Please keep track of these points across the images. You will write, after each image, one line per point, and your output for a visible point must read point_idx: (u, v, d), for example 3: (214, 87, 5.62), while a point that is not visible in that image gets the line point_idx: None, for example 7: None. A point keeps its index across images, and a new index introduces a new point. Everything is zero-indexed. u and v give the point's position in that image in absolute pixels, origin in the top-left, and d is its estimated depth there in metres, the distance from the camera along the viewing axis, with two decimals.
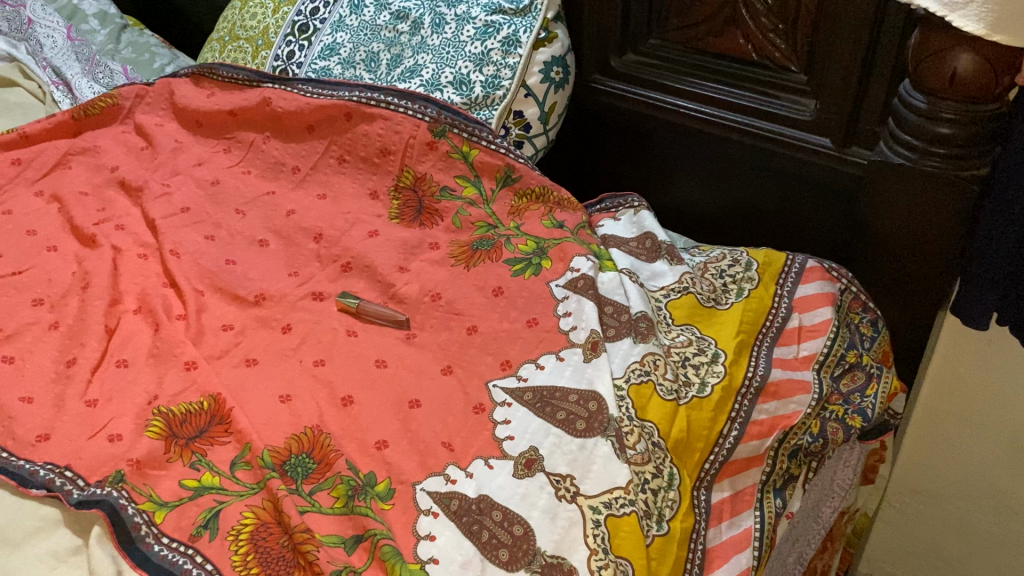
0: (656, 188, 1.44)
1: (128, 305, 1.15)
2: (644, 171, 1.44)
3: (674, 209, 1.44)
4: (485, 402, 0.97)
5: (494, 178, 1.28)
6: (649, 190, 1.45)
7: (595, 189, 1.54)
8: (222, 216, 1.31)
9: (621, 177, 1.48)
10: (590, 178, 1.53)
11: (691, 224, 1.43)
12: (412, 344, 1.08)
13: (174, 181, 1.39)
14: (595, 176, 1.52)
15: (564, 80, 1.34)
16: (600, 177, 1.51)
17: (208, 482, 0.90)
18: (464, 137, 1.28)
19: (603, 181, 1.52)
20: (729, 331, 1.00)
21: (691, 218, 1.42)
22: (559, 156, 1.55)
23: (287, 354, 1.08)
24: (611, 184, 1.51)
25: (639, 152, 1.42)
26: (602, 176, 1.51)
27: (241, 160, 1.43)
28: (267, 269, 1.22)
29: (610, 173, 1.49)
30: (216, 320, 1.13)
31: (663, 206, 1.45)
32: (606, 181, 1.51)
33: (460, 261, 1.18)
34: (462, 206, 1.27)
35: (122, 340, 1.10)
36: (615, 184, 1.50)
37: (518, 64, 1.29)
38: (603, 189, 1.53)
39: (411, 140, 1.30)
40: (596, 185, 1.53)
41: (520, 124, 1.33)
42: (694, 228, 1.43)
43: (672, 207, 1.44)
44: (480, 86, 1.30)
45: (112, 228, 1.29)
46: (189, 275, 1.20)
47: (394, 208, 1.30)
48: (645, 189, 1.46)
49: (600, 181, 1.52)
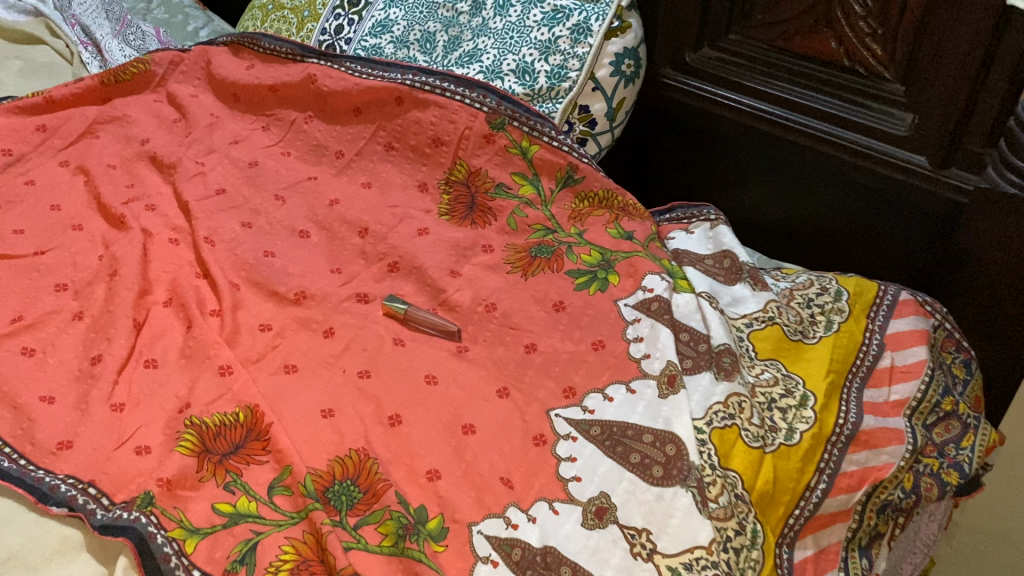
0: (719, 191, 1.35)
1: (158, 296, 1.07)
2: (709, 172, 1.35)
3: (737, 215, 1.35)
4: (546, 432, 0.88)
5: (554, 178, 1.19)
6: (712, 195, 1.37)
7: (653, 189, 1.46)
8: (260, 202, 1.22)
9: (683, 178, 1.40)
10: (649, 177, 1.45)
11: (753, 232, 1.34)
12: (464, 359, 1.00)
13: (209, 159, 1.30)
14: (655, 176, 1.44)
15: (636, 73, 1.23)
16: (660, 176, 1.43)
17: (243, 509, 0.82)
18: (525, 131, 1.18)
19: (663, 182, 1.44)
20: (818, 369, 0.91)
21: (753, 226, 1.34)
22: (619, 152, 1.47)
23: (328, 362, 1.00)
24: (672, 185, 1.43)
25: (704, 153, 1.34)
26: (663, 177, 1.43)
27: (280, 139, 1.34)
28: (308, 263, 1.13)
29: (672, 173, 1.41)
30: (253, 319, 1.05)
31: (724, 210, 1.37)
32: (666, 181, 1.43)
33: (518, 268, 1.09)
34: (518, 206, 1.18)
35: (152, 336, 1.01)
36: (676, 186, 1.42)
37: (587, 54, 1.18)
38: (663, 187, 1.44)
39: (467, 131, 1.20)
40: (655, 187, 1.46)
41: (585, 120, 1.23)
42: (758, 238, 1.34)
43: (736, 213, 1.35)
44: (544, 77, 1.20)
45: (142, 208, 1.20)
46: (224, 266, 1.11)
47: (444, 203, 1.20)
48: (708, 192, 1.37)
49: (659, 181, 1.44)
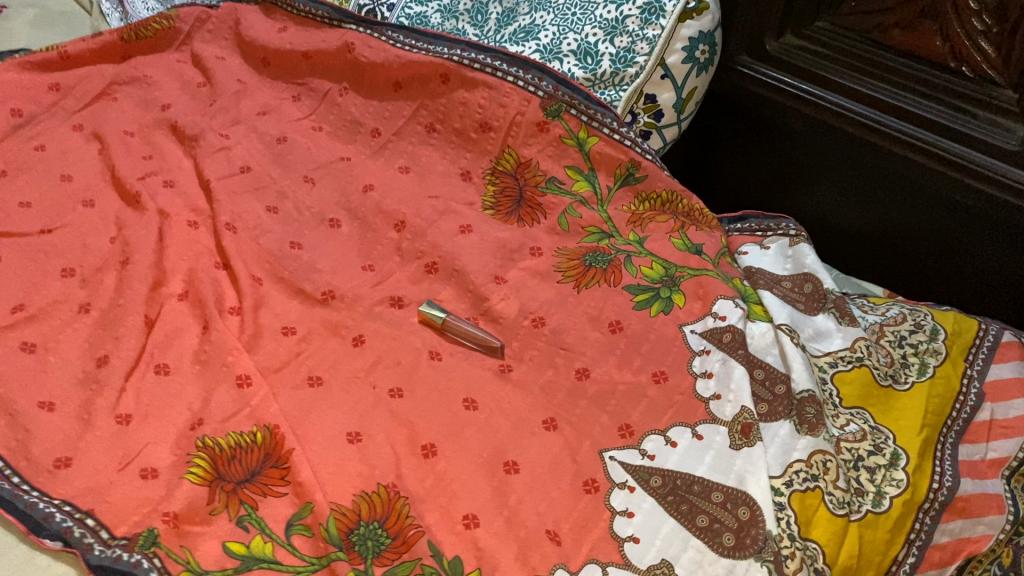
0: (791, 192, 1.24)
1: (174, 289, 0.97)
2: (781, 169, 1.24)
3: (808, 220, 1.24)
4: (599, 478, 0.79)
5: (613, 175, 1.08)
6: (782, 196, 1.26)
7: (719, 182, 1.35)
8: (288, 183, 1.12)
9: (751, 174, 1.29)
10: (713, 166, 1.34)
11: (825, 240, 1.23)
12: (507, 381, 0.90)
13: (234, 131, 1.19)
14: (721, 169, 1.33)
15: (710, 60, 1.11)
16: (727, 170, 1.32)
17: (258, 551, 0.73)
18: (583, 121, 1.07)
19: (729, 177, 1.33)
20: (910, 422, 0.80)
21: (825, 234, 1.22)
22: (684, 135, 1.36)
23: (357, 376, 0.90)
24: (738, 181, 1.32)
25: (777, 149, 1.22)
26: (729, 171, 1.32)
27: (312, 112, 1.24)
28: (339, 258, 1.03)
29: (740, 166, 1.30)
30: (276, 321, 0.96)
31: (794, 214, 1.25)
32: (733, 176, 1.32)
33: (570, 278, 0.98)
34: (572, 204, 1.07)
35: (165, 336, 0.92)
36: (743, 183, 1.31)
37: (659, 37, 1.05)
38: (727, 179, 1.33)
39: (518, 117, 1.09)
40: (721, 181, 1.35)
41: (651, 111, 1.11)
42: (828, 244, 1.23)
43: (808, 216, 1.23)
44: (609, 60, 1.08)
45: (159, 184, 1.10)
46: (246, 256, 1.02)
47: (489, 197, 1.09)
48: (778, 190, 1.26)
49: (725, 176, 1.33)
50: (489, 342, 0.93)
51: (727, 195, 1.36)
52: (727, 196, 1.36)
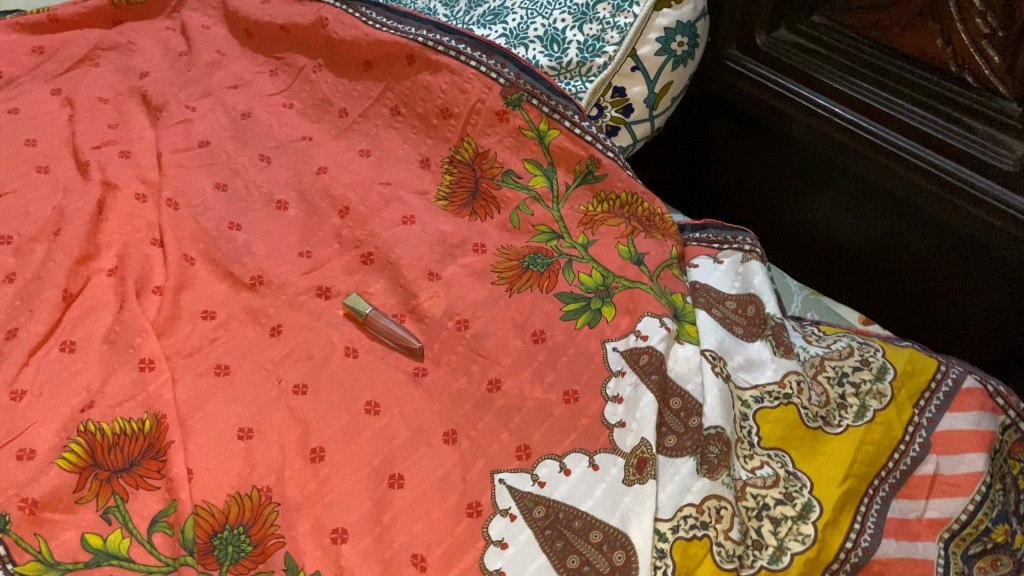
0: (789, 200, 1.16)
1: (104, 264, 0.95)
2: (780, 174, 1.15)
3: (805, 230, 1.15)
4: (484, 502, 0.73)
5: (573, 171, 1.01)
6: (781, 203, 1.18)
7: (720, 183, 1.27)
8: (242, 160, 1.09)
9: (751, 177, 1.21)
10: (712, 165, 1.27)
11: (822, 253, 1.15)
12: (418, 385, 0.84)
13: (201, 104, 1.16)
14: (722, 169, 1.26)
15: (690, 53, 1.02)
16: (727, 172, 1.25)
17: (112, 547, 0.71)
18: (544, 112, 1.01)
19: (730, 179, 1.25)
20: (832, 471, 0.72)
21: (822, 247, 1.14)
22: (681, 129, 1.28)
23: (266, 368, 0.87)
24: (738, 184, 1.24)
25: (776, 154, 1.14)
26: (729, 173, 1.24)
27: (286, 88, 1.19)
28: (276, 241, 0.99)
29: (740, 167, 1.21)
30: (197, 303, 0.93)
31: (792, 223, 1.17)
32: (733, 179, 1.24)
33: (504, 280, 0.92)
34: (525, 200, 1.00)
35: (81, 312, 0.90)
36: (743, 186, 1.23)
37: (630, 26, 0.98)
38: (727, 179, 1.25)
39: (478, 104, 1.03)
40: (722, 182, 1.27)
41: (619, 105, 1.03)
42: (825, 257, 1.14)
43: (805, 225, 1.15)
44: (576, 49, 1.01)
45: (114, 154, 1.08)
46: (182, 235, 0.99)
47: (443, 187, 1.03)
48: (777, 194, 1.17)
49: (725, 177, 1.26)
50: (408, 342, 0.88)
51: (727, 196, 1.28)
52: (727, 198, 1.28)
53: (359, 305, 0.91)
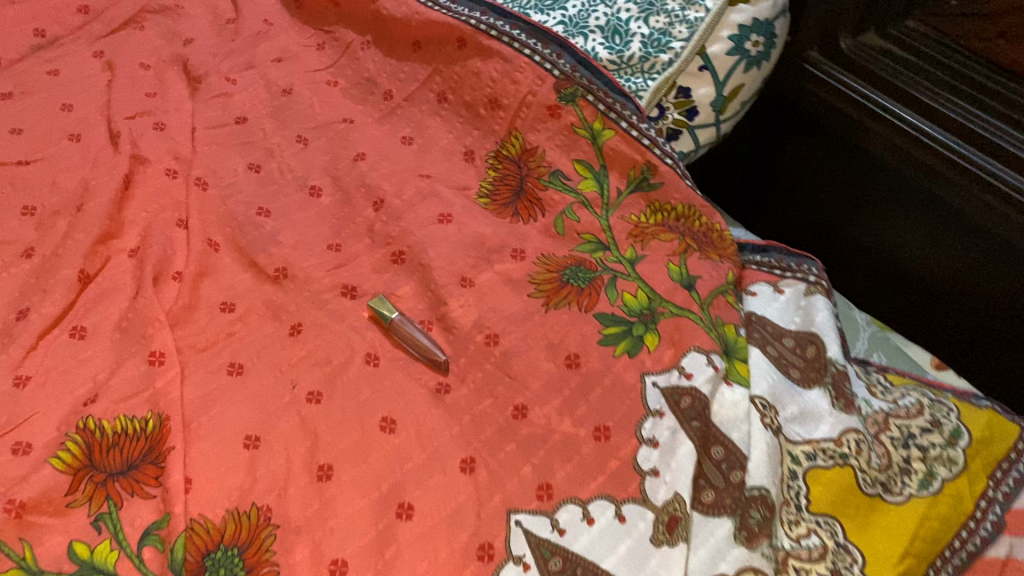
0: (861, 219, 1.07)
1: (125, 243, 0.91)
2: (852, 191, 1.06)
3: (877, 253, 1.06)
4: (496, 545, 0.67)
5: (626, 176, 0.93)
6: (853, 222, 1.09)
7: (783, 193, 1.18)
8: (279, 141, 1.03)
9: (819, 191, 1.12)
10: (777, 174, 1.18)
11: (893, 279, 1.06)
12: (438, 404, 0.78)
13: (242, 76, 1.11)
14: (786, 180, 1.17)
15: (765, 54, 0.92)
16: (793, 183, 1.16)
17: (99, 559, 0.66)
18: (599, 109, 0.93)
19: (793, 191, 1.16)
20: (890, 548, 0.65)
21: (895, 273, 1.05)
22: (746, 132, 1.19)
23: (281, 370, 0.82)
24: (803, 198, 1.15)
25: (849, 170, 1.05)
26: (795, 184, 1.15)
27: (332, 64, 1.14)
28: (306, 231, 0.94)
29: (808, 178, 1.13)
30: (217, 293, 0.88)
31: (862, 243, 1.08)
32: (797, 191, 1.15)
33: (541, 294, 0.85)
34: (573, 205, 0.93)
35: (96, 295, 0.86)
36: (809, 200, 1.14)
37: (700, 21, 0.90)
38: (793, 190, 1.16)
39: (529, 96, 0.96)
40: (786, 193, 1.18)
41: (682, 107, 0.93)
42: (896, 283, 1.06)
43: (876, 247, 1.06)
44: (640, 42, 0.92)
45: (148, 125, 1.03)
46: (209, 218, 0.94)
47: (486, 183, 0.96)
48: (847, 212, 1.09)
49: (789, 188, 1.17)
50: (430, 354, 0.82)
51: (789, 207, 1.19)
52: (789, 210, 1.19)
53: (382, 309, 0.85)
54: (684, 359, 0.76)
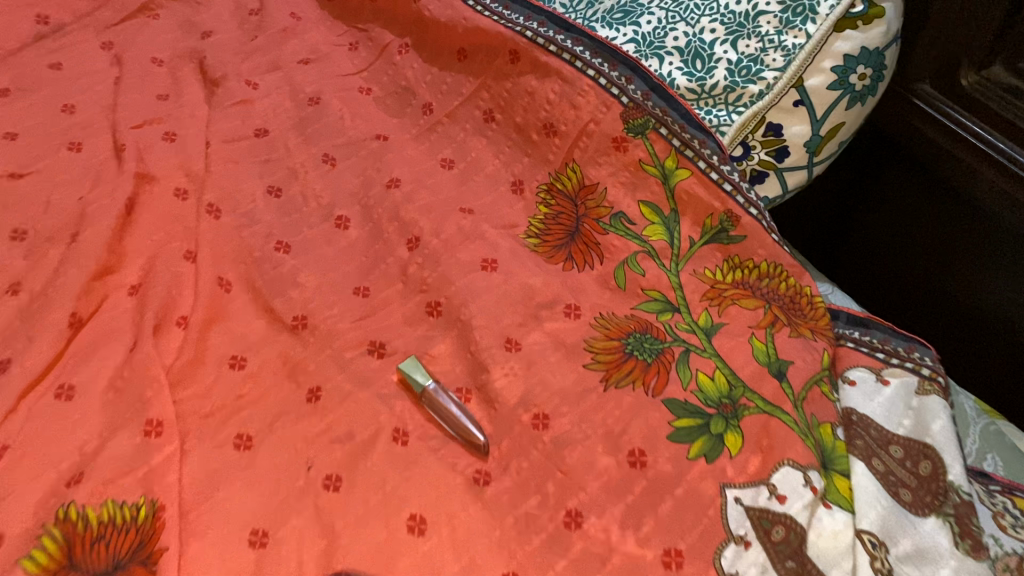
0: (966, 278, 0.84)
1: (126, 278, 0.79)
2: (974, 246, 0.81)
3: (990, 323, 0.83)
4: None
5: (700, 224, 0.80)
6: (963, 278, 0.84)
7: (865, 237, 0.96)
8: (304, 160, 0.92)
9: (914, 238, 0.89)
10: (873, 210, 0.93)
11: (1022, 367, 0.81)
12: (476, 499, 0.66)
13: (265, 81, 1.00)
14: (875, 219, 0.94)
15: (871, 88, 0.79)
16: (881, 226, 0.93)
17: None
18: (672, 145, 0.80)
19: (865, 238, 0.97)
20: None
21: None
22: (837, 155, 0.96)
23: (295, 446, 0.70)
24: (872, 245, 0.97)
25: (935, 216, 0.86)
26: (874, 229, 0.95)
27: (365, 67, 1.02)
28: (330, 271, 0.82)
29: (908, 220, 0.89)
30: (227, 344, 0.77)
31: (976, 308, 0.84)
32: (870, 237, 0.96)
33: (600, 365, 0.73)
34: (637, 253, 0.80)
35: (88, 344, 0.75)
36: (878, 249, 0.96)
37: (799, 50, 0.76)
38: (884, 233, 0.94)
39: (591, 125, 0.84)
40: (869, 238, 0.96)
41: (771, 146, 0.81)
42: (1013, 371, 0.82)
43: (991, 321, 0.82)
44: (725, 70, 0.79)
45: (158, 135, 0.91)
46: (221, 252, 0.83)
47: (536, 222, 0.84)
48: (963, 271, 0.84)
49: (863, 233, 0.97)
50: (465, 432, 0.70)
51: (871, 257, 0.97)
52: (884, 256, 0.95)
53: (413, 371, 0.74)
54: (777, 471, 0.63)
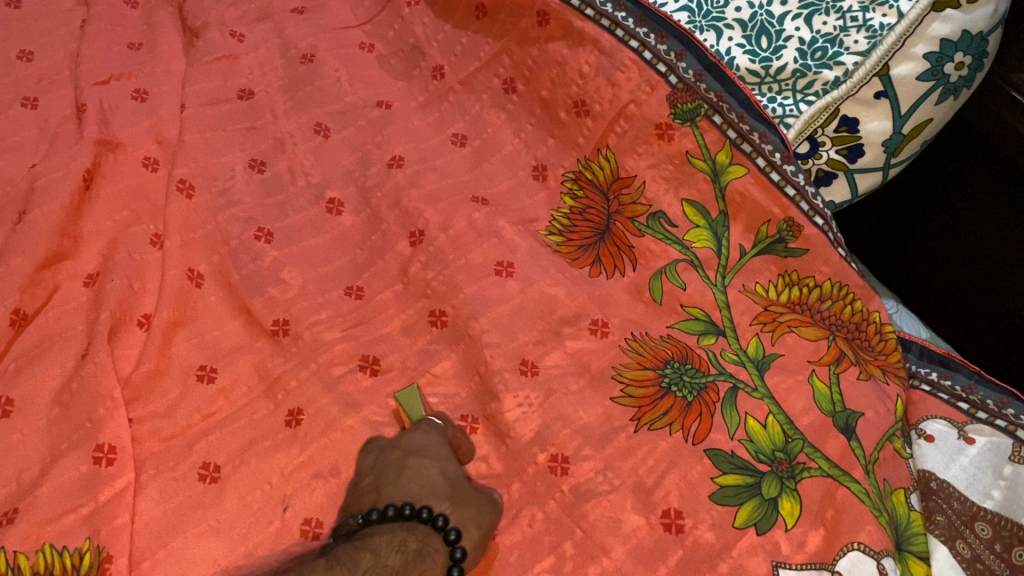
0: None
1: (82, 266, 0.68)
2: None
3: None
4: None
5: (753, 231, 0.69)
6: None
7: (933, 249, 0.82)
8: (294, 129, 0.80)
9: (987, 259, 0.75)
10: (940, 224, 0.79)
11: None
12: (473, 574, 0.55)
13: (253, 32, 0.87)
14: (939, 234, 0.80)
15: (969, 79, 0.65)
16: (951, 241, 0.79)
17: None
18: (727, 137, 0.68)
19: (926, 253, 0.83)
20: None
21: None
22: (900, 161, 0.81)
23: (269, 482, 0.60)
24: (932, 263, 0.83)
25: (1017, 233, 0.70)
26: (938, 245, 0.81)
27: (368, 18, 0.89)
28: (319, 266, 0.71)
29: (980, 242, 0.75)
30: (196, 351, 0.66)
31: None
32: (932, 254, 0.82)
33: (631, 400, 0.62)
34: (677, 262, 0.69)
35: (34, 348, 0.64)
36: (940, 268, 0.82)
37: (887, 31, 0.63)
38: (950, 253, 0.80)
39: (631, 106, 0.72)
40: (931, 254, 0.82)
41: (843, 143, 0.69)
42: None
43: None
44: (795, 51, 0.66)
45: (126, 93, 0.79)
46: (194, 237, 0.71)
47: (559, 217, 0.72)
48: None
49: (926, 248, 0.82)
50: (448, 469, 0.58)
51: (932, 275, 0.83)
52: (949, 277, 0.81)
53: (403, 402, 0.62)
54: (842, 558, 0.52)
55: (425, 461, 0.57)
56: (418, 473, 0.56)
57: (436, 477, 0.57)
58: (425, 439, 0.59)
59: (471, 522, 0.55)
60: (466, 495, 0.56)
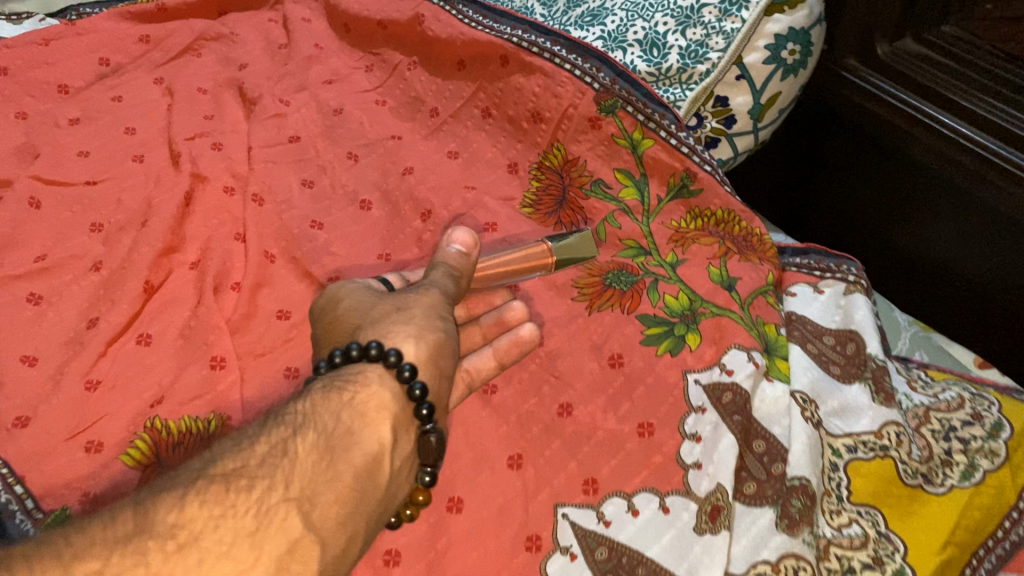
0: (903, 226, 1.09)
1: (187, 256, 0.94)
2: (907, 194, 1.07)
3: (924, 255, 1.08)
4: (544, 536, 0.68)
5: (665, 184, 0.95)
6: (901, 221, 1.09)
7: (828, 206, 1.21)
8: (331, 158, 1.08)
9: (868, 198, 1.14)
10: (833, 183, 1.18)
11: (947, 287, 1.07)
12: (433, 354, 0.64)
13: (295, 98, 1.17)
14: (833, 190, 1.19)
15: (801, 61, 0.97)
16: (843, 193, 1.17)
17: None
18: (639, 120, 0.96)
19: (829, 209, 1.21)
20: (930, 537, 0.68)
21: (947, 280, 1.06)
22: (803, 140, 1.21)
23: None
24: (834, 215, 1.21)
25: (882, 172, 1.10)
26: (835, 200, 1.20)
27: (380, 83, 1.20)
28: (357, 243, 0.98)
29: (860, 187, 1.14)
30: (273, 302, 0.92)
31: (907, 245, 1.10)
32: (834, 208, 1.20)
33: (584, 297, 0.85)
34: (615, 211, 0.94)
35: (160, 305, 0.90)
36: (838, 217, 1.20)
37: (737, 31, 0.93)
38: (840, 201, 1.19)
39: (571, 109, 0.99)
40: (832, 206, 1.21)
41: (720, 115, 0.99)
42: (945, 288, 1.07)
43: (920, 255, 1.09)
44: (677, 54, 0.96)
45: (207, 145, 1.07)
46: (265, 231, 0.98)
47: (529, 194, 0.99)
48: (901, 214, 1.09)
49: (829, 206, 1.21)
50: (446, 253, 0.74)
51: (835, 222, 1.21)
52: (844, 218, 1.20)
53: (592, 247, 0.87)
54: (726, 355, 0.79)
55: (334, 316, 0.69)
56: (339, 323, 0.68)
57: (355, 317, 0.67)
58: (329, 299, 0.72)
59: (390, 331, 0.63)
60: (383, 310, 0.67)
